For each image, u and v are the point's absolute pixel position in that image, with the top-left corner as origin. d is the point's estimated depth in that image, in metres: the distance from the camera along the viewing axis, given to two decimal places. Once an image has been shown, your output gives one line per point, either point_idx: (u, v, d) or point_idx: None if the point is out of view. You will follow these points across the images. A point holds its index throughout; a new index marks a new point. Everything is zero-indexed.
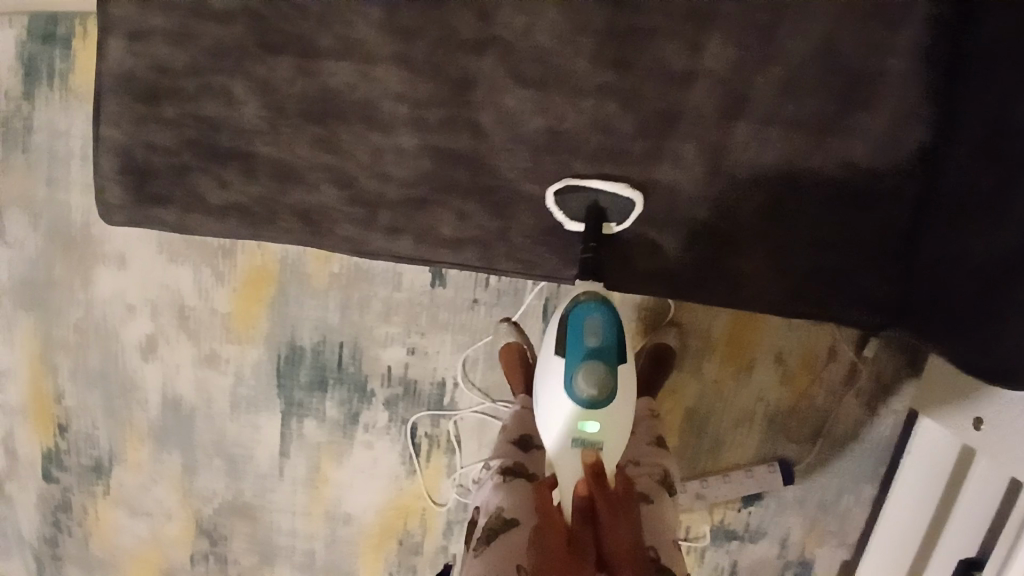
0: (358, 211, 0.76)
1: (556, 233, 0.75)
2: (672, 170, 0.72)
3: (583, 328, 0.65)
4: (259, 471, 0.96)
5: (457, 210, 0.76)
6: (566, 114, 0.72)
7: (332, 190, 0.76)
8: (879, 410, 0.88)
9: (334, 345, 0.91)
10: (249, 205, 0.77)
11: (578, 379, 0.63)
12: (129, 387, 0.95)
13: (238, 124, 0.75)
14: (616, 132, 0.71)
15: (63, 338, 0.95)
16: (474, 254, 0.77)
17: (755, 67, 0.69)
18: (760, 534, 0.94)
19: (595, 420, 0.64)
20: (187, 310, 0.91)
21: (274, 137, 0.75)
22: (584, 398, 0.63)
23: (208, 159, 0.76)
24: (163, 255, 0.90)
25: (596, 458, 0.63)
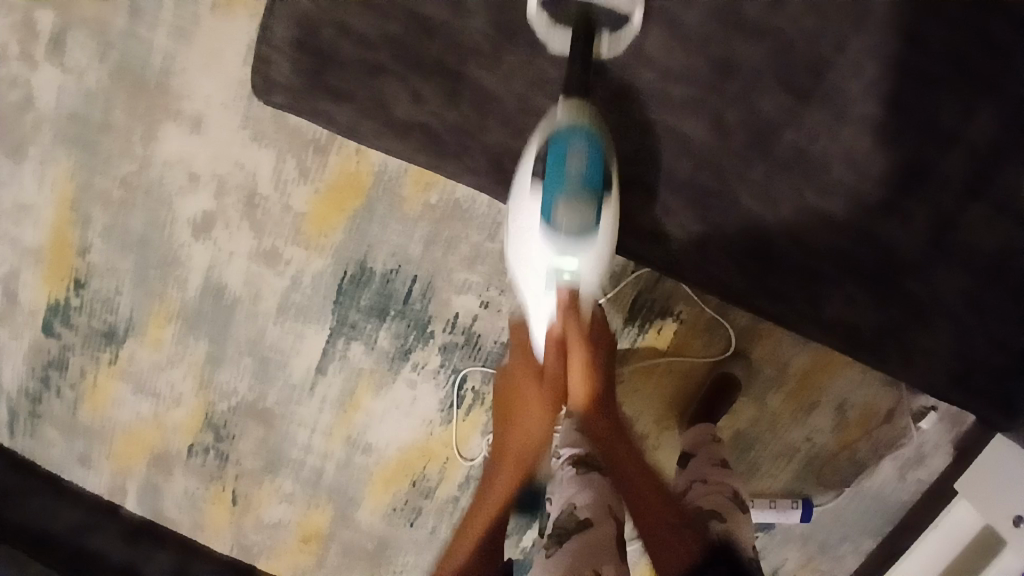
0: None
1: (756, 255, 0.77)
2: (899, 228, 0.77)
3: (566, 152, 0.64)
4: (291, 380, 0.90)
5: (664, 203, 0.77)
6: (819, 136, 0.77)
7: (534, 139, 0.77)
8: (907, 476, 0.90)
9: (407, 277, 0.85)
10: (439, 130, 0.77)
11: (558, 212, 0.64)
12: (171, 262, 0.86)
13: (458, 38, 0.76)
14: (862, 169, 0.77)
15: (107, 189, 0.84)
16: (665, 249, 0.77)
17: (1007, 151, 0.78)
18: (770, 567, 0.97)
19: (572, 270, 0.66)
20: (257, 199, 0.83)
21: (494, 62, 0.76)
22: (557, 227, 0.64)
23: (408, 69, 0.76)
24: (246, 131, 0.81)
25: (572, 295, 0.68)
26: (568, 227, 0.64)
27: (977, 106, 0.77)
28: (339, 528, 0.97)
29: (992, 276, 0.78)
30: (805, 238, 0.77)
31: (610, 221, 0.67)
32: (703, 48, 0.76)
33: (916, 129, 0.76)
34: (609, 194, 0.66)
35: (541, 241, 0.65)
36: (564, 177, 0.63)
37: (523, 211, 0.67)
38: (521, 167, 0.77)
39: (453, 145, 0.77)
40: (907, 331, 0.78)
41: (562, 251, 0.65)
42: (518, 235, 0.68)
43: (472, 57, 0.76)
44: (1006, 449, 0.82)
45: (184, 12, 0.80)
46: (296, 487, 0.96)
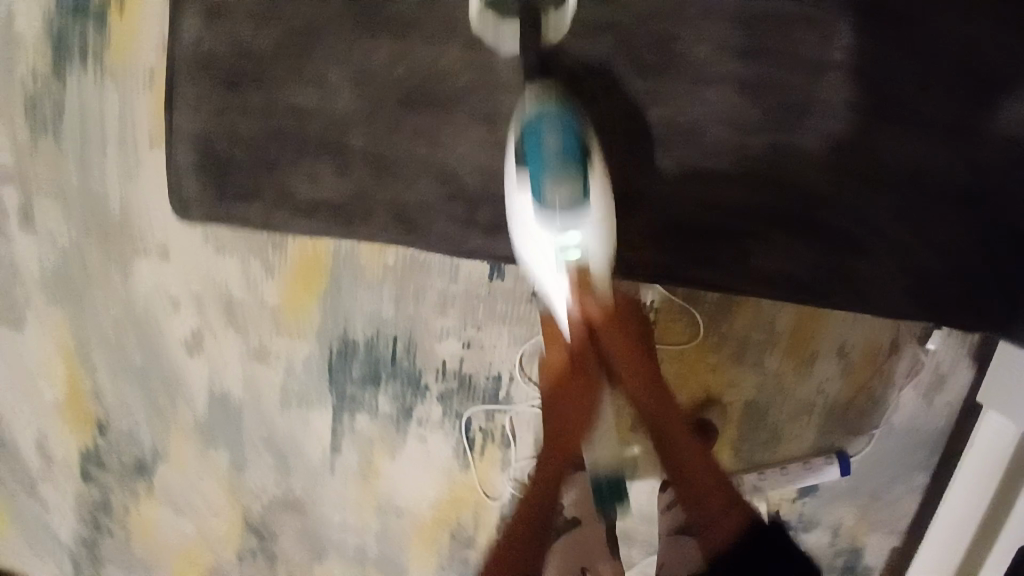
0: (461, 210, 0.81)
1: (673, 233, 0.80)
2: (802, 167, 0.78)
3: (539, 138, 0.69)
4: (310, 466, 0.94)
5: None
6: (690, 105, 0.78)
7: (432, 186, 0.81)
8: (935, 401, 0.89)
9: (387, 339, 0.88)
10: (337, 202, 0.82)
11: (549, 190, 0.68)
12: (174, 384, 0.92)
13: (330, 114, 0.81)
14: (742, 123, 0.78)
15: (104, 334, 0.91)
16: None
17: (887, 64, 0.77)
18: (812, 524, 0.97)
19: (576, 232, 0.69)
20: (234, 304, 0.88)
21: (369, 127, 0.81)
22: (546, 204, 0.68)
23: (298, 156, 0.82)
24: (209, 246, 0.87)
25: (583, 274, 0.70)
26: (561, 201, 0.68)
27: (883, 29, 0.76)
28: None
29: (944, 195, 0.78)
30: (714, 204, 0.79)
31: (601, 195, 0.71)
32: (592, 40, 0.77)
33: (828, 69, 0.77)
34: (591, 165, 0.70)
35: (536, 218, 0.69)
36: (551, 171, 0.68)
37: (538, 266, 0.71)
38: (451, 207, 0.81)
39: (381, 209, 0.82)
40: (842, 263, 0.79)
41: (565, 223, 0.68)
42: (519, 226, 0.72)
43: (366, 123, 0.81)
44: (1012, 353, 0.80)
45: (127, 157, 0.86)
46: (346, 565, 0.98)
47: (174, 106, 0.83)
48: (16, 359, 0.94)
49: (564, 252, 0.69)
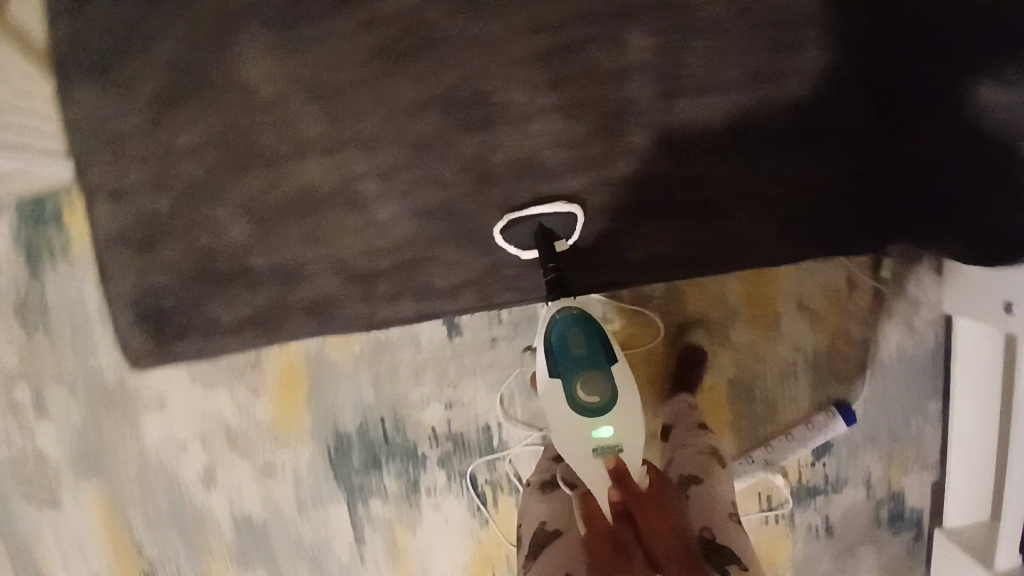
0: (358, 289, 0.76)
1: (537, 261, 0.76)
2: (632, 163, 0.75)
3: (566, 341, 0.70)
4: (342, 562, 0.97)
5: (447, 260, 0.76)
6: (500, 139, 0.73)
7: (333, 278, 0.76)
8: (917, 325, 0.89)
9: (376, 421, 0.93)
10: (261, 319, 0.76)
11: (577, 390, 0.68)
12: (201, 519, 0.97)
13: (229, 246, 0.75)
14: (555, 141, 0.73)
15: (129, 491, 0.98)
16: (473, 296, 0.77)
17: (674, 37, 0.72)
18: (842, 482, 0.92)
19: (607, 425, 0.67)
20: (233, 431, 0.94)
21: (265, 245, 0.75)
22: (582, 406, 0.68)
23: (218, 287, 0.76)
24: (198, 385, 0.94)
25: (618, 460, 0.65)
26: (592, 400, 0.68)
27: None
28: None
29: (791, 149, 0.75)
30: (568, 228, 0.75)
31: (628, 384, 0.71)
32: None
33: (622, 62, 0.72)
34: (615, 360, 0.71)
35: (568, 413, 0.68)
36: (576, 376, 0.68)
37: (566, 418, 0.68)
38: None
39: None
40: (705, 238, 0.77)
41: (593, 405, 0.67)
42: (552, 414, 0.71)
43: None
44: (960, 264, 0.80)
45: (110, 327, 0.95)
46: None
47: (98, 280, 0.78)
48: (59, 537, 1.00)
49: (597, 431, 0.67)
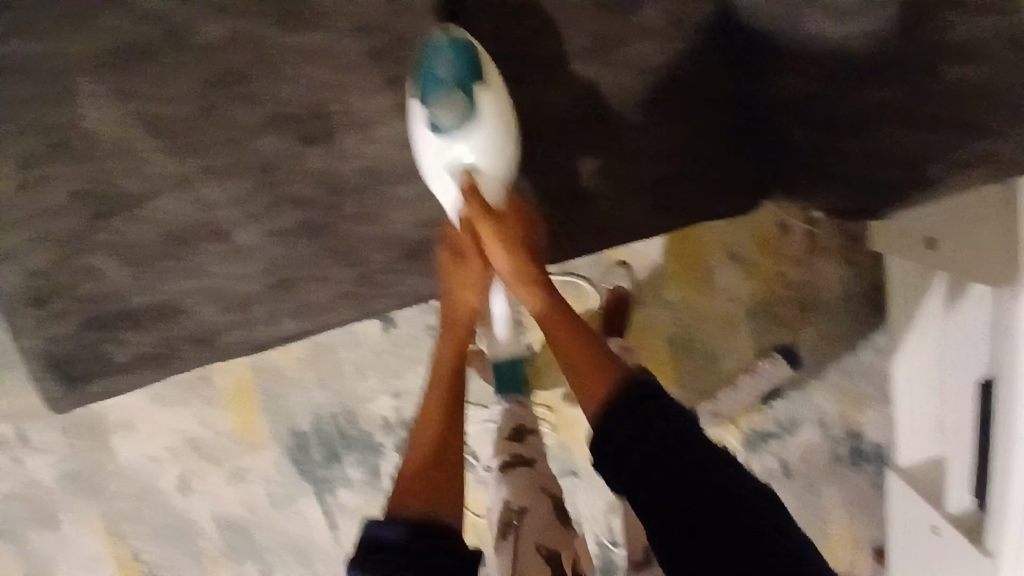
0: (232, 314, 0.61)
1: (401, 252, 0.59)
2: None
3: (426, 63, 0.51)
4: (323, 549, 1.02)
5: (302, 268, 0.59)
6: (290, 116, 0.55)
7: (209, 310, 0.61)
8: (855, 260, 0.85)
9: (328, 418, 0.95)
10: (158, 352, 0.63)
11: (434, 109, 0.51)
12: (187, 525, 1.02)
13: (110, 288, 0.59)
14: (358, 117, 0.55)
15: (119, 508, 1.01)
16: (343, 308, 0.60)
17: None
18: (795, 426, 0.90)
19: (469, 144, 0.53)
20: (199, 443, 0.97)
21: (142, 285, 0.60)
22: (439, 127, 0.52)
23: (106, 326, 0.61)
24: (157, 404, 0.96)
25: (472, 183, 0.54)
26: (452, 122, 0.52)
27: None
28: None
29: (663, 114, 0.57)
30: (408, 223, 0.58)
31: (503, 119, 0.53)
32: None
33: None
34: (491, 86, 0.52)
35: (427, 139, 0.53)
36: (436, 84, 0.51)
37: (426, 165, 0.54)
38: None
39: None
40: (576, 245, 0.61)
41: (453, 137, 0.52)
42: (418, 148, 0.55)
43: None
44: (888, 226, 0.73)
45: None
46: None
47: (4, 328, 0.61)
48: (67, 554, 1.03)
49: (454, 155, 0.53)
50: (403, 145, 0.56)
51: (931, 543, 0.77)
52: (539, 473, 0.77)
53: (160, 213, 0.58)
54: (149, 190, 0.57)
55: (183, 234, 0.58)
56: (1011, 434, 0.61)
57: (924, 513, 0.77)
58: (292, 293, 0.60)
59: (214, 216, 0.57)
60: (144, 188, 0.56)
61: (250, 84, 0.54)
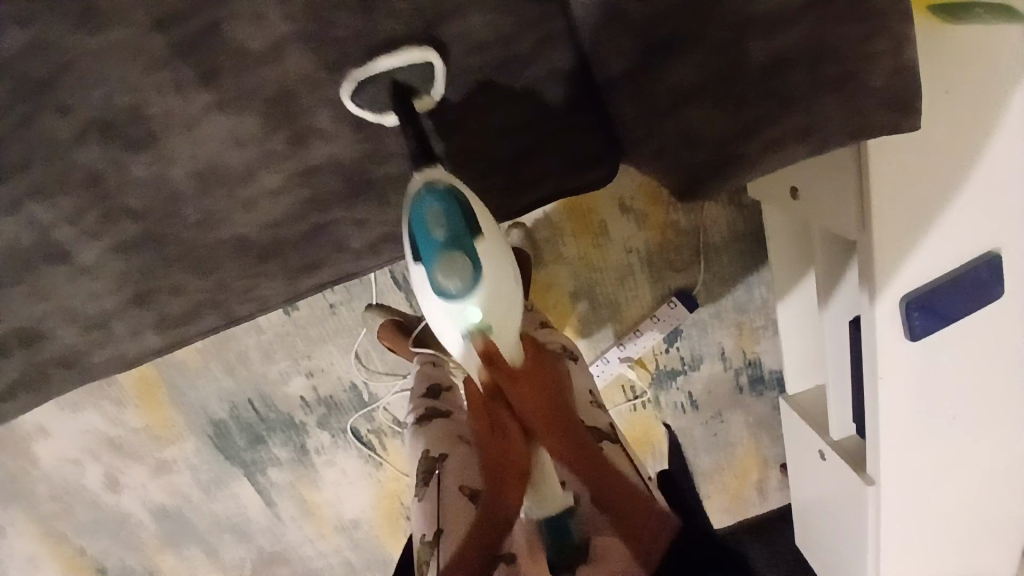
0: (98, 333, 0.60)
1: (261, 257, 0.59)
2: (323, 142, 0.54)
3: (424, 223, 0.48)
4: (263, 525, 1.05)
5: (160, 283, 0.58)
6: (106, 129, 0.50)
7: (68, 330, 0.58)
8: (742, 201, 0.86)
9: (245, 404, 0.95)
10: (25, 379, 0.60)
11: (438, 278, 0.47)
12: (122, 518, 1.02)
13: None
14: (186, 122, 0.51)
15: (47, 511, 1.00)
16: (212, 316, 0.62)
17: None
18: (698, 361, 0.94)
19: (478, 307, 0.48)
20: (116, 442, 0.96)
21: None
22: (449, 296, 0.48)
23: None
24: (64, 410, 0.93)
25: (485, 342, 0.49)
26: (459, 287, 0.47)
27: None
28: None
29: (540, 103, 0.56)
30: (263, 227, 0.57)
31: (502, 260, 0.50)
32: None
33: None
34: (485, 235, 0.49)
35: (437, 306, 0.49)
36: (431, 248, 0.48)
37: (438, 325, 0.51)
38: None
39: None
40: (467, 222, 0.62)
41: (462, 300, 0.48)
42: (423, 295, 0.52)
43: None
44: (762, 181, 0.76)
45: None
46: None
47: None
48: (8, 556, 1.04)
49: (465, 318, 0.49)
50: (237, 145, 0.52)
51: (818, 467, 0.84)
52: (455, 422, 0.74)
53: None
54: None
55: (20, 259, 0.53)
56: (878, 374, 0.64)
57: (812, 439, 0.83)
58: (151, 307, 0.59)
59: (46, 238, 0.53)
60: None
61: (55, 97, 0.48)
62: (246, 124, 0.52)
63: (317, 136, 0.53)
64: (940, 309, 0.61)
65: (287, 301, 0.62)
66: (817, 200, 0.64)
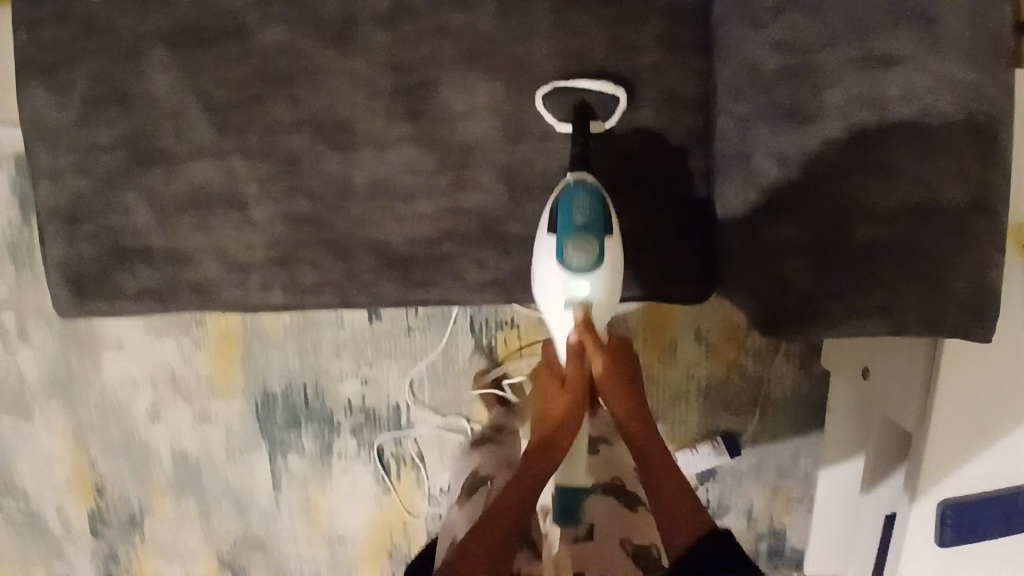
0: (234, 277, 0.69)
1: (396, 263, 0.66)
2: (478, 193, 0.64)
3: (570, 208, 0.58)
4: (261, 505, 1.09)
5: (307, 258, 0.67)
6: (330, 129, 0.64)
7: (213, 263, 0.69)
8: (809, 368, 0.91)
9: (298, 386, 1.03)
10: (160, 290, 0.70)
11: (568, 248, 0.58)
12: (145, 450, 1.08)
13: (137, 230, 0.69)
14: (388, 145, 0.64)
15: (89, 418, 1.06)
16: (333, 295, 0.68)
17: (516, 41, 0.62)
18: (723, 509, 0.97)
19: (584, 284, 0.58)
20: (177, 378, 1.04)
21: (163, 233, 0.68)
22: (571, 263, 0.58)
23: (121, 259, 0.70)
24: (150, 334, 1.03)
25: (586, 314, 0.58)
26: (581, 259, 0.58)
27: None
28: None
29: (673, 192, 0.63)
30: (409, 240, 0.66)
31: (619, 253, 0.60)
32: None
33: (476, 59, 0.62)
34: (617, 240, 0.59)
35: (548, 263, 0.59)
36: (572, 228, 0.58)
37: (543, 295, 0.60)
38: None
39: None
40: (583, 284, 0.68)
41: (572, 273, 0.58)
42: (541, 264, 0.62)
43: None
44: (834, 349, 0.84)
45: None
46: None
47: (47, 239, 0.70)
48: (29, 446, 1.07)
49: (570, 293, 0.58)
50: (412, 171, 0.64)
51: None
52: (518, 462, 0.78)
53: (196, 176, 0.67)
54: (193, 155, 0.66)
55: (208, 197, 0.67)
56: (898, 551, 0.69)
57: None
58: (287, 270, 0.68)
59: (239, 187, 0.66)
60: (190, 152, 0.66)
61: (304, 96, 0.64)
62: (424, 158, 0.64)
63: (473, 185, 0.64)
64: (969, 522, 0.67)
65: (394, 306, 0.67)
66: (883, 387, 0.72)
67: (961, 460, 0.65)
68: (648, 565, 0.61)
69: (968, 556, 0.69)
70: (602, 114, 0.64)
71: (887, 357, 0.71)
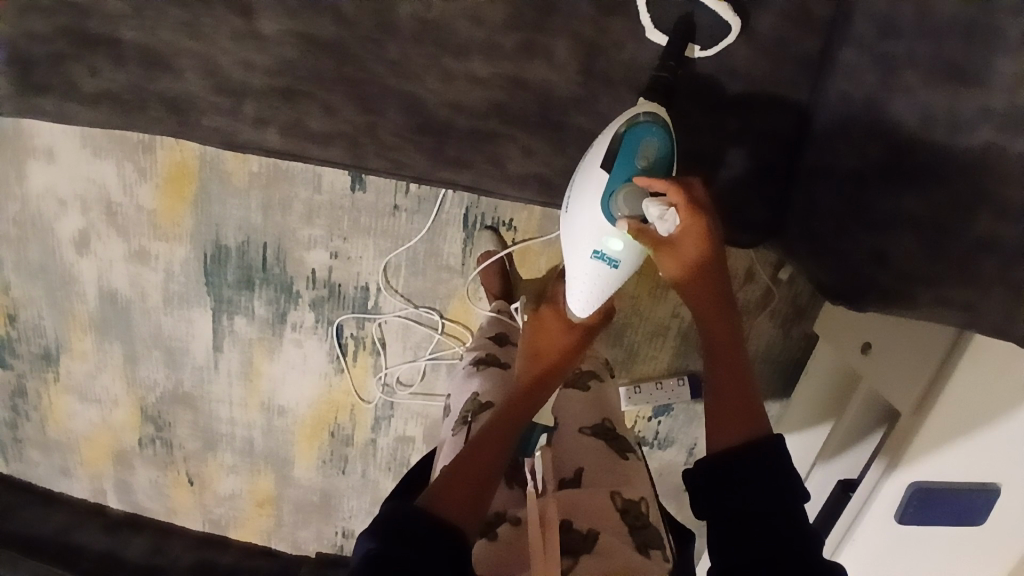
0: (224, 101, 0.62)
1: (428, 131, 0.63)
2: (546, 68, 0.60)
3: (636, 150, 0.56)
4: (196, 363, 1.00)
5: (324, 101, 0.62)
6: None
7: (199, 77, 0.61)
8: (792, 332, 0.89)
9: (258, 244, 0.90)
10: (120, 93, 0.62)
11: (617, 198, 0.56)
12: (68, 280, 0.94)
13: (105, 10, 0.59)
14: None
15: (4, 231, 0.91)
16: (342, 151, 0.64)
17: None
18: (668, 442, 0.99)
19: (620, 240, 0.58)
20: (115, 207, 0.89)
21: (141, 23, 0.59)
22: (614, 215, 0.57)
23: (82, 45, 0.60)
24: (88, 150, 0.86)
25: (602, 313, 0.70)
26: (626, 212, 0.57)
27: None
28: (283, 488, 1.11)
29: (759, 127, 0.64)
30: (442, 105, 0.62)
31: None
32: None
33: None
34: None
35: (590, 210, 0.58)
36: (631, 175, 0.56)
37: (570, 244, 0.60)
38: None
39: None
40: None
41: (609, 226, 0.57)
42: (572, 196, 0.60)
43: None
44: (834, 313, 0.81)
45: None
46: (236, 457, 1.08)
47: None
48: None
49: (601, 249, 0.59)
50: (475, 21, 0.59)
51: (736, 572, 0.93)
52: (508, 375, 0.85)
53: None
54: None
55: None
56: (862, 515, 0.68)
57: None
58: (292, 106, 0.62)
59: None
60: None
61: None
62: (490, 7, 0.58)
63: (543, 55, 0.60)
64: (933, 508, 0.67)
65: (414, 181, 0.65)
66: (880, 367, 0.69)
67: (938, 451, 0.63)
68: (633, 522, 0.60)
69: (917, 538, 0.69)
70: (704, 41, 0.61)
71: (889, 339, 0.68)
